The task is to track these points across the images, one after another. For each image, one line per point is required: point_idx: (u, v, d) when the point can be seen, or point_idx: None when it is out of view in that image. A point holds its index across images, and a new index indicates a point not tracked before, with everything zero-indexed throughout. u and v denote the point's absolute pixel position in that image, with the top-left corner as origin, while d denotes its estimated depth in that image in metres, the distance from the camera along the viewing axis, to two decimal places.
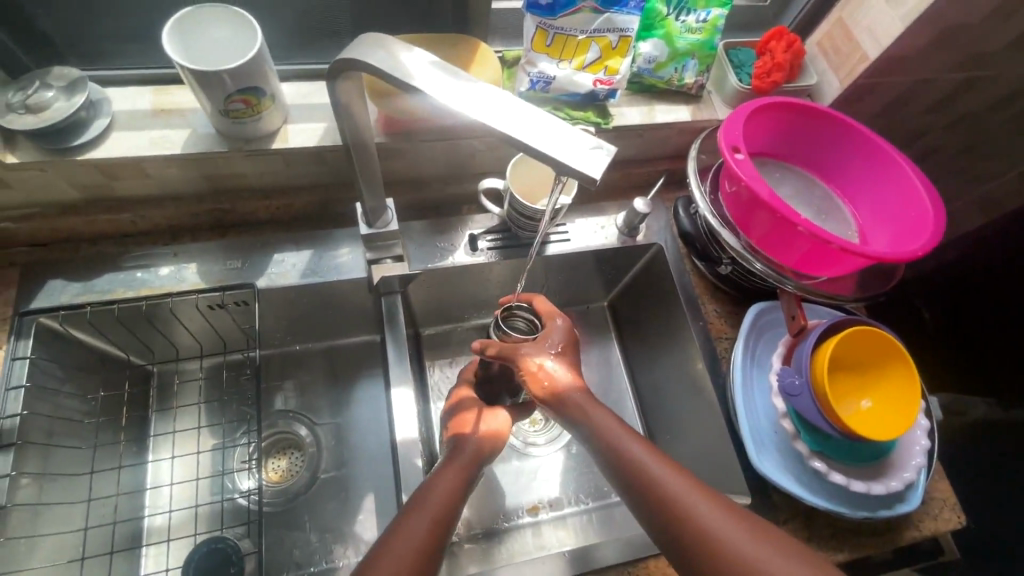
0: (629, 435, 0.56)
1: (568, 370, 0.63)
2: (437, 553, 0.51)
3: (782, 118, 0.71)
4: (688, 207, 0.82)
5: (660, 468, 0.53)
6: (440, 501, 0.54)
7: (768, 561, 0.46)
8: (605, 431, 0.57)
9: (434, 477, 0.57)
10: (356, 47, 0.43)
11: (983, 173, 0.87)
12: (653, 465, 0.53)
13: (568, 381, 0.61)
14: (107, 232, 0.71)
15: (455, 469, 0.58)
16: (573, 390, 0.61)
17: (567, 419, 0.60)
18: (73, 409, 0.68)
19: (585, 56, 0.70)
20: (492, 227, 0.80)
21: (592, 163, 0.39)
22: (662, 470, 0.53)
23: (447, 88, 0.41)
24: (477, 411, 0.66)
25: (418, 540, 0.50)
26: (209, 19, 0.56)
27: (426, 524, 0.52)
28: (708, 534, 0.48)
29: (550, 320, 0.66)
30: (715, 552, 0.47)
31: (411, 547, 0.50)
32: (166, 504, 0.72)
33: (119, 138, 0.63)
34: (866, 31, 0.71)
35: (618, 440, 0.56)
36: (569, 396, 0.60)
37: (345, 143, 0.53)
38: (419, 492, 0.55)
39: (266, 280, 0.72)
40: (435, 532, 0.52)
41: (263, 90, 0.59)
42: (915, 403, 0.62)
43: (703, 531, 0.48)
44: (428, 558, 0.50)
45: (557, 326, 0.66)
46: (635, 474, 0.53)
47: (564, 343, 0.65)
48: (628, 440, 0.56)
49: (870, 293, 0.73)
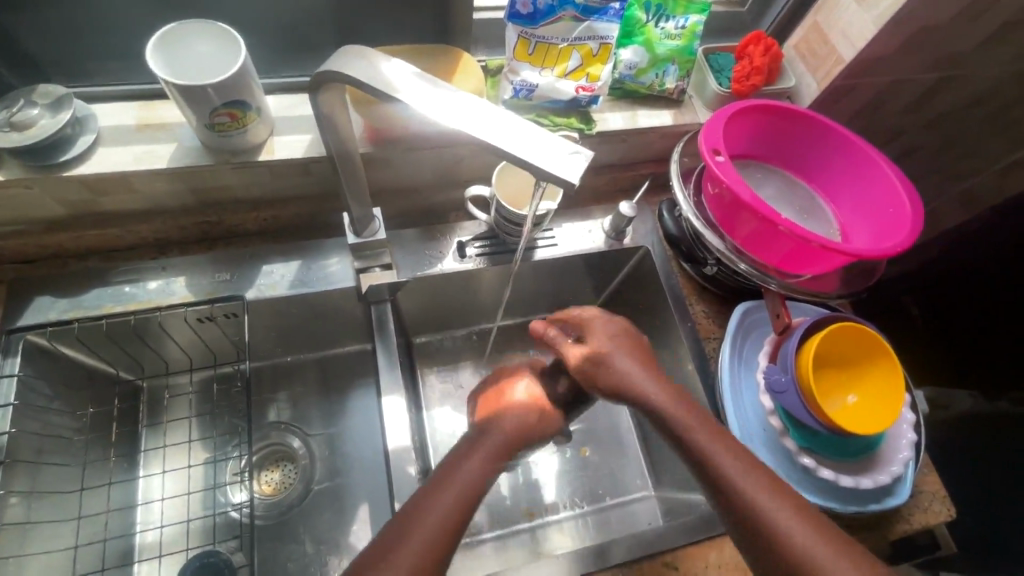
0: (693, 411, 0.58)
1: (615, 348, 0.63)
2: (465, 521, 0.51)
3: (761, 120, 0.72)
4: (672, 210, 0.83)
5: (714, 444, 0.55)
6: (476, 468, 0.54)
7: (808, 543, 0.49)
8: (669, 410, 0.58)
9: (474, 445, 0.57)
10: (336, 58, 0.43)
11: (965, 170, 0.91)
12: (707, 441, 0.55)
13: (615, 354, 0.62)
14: (95, 247, 0.72)
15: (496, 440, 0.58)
16: (624, 363, 0.61)
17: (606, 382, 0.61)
18: (62, 426, 0.68)
19: (566, 64, 0.71)
20: (480, 233, 0.81)
21: (571, 168, 0.39)
22: (717, 449, 0.55)
23: (431, 98, 0.41)
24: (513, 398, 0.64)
25: (448, 507, 0.50)
26: (192, 34, 0.57)
27: (452, 498, 0.51)
28: (761, 515, 0.51)
29: (587, 311, 0.66)
30: (763, 527, 0.50)
31: (443, 514, 0.50)
32: (158, 519, 0.72)
33: (105, 154, 0.63)
34: (840, 34, 0.73)
35: (667, 416, 0.58)
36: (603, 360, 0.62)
37: (329, 153, 0.53)
38: (456, 454, 0.56)
39: (255, 292, 0.73)
40: (460, 503, 0.51)
41: (248, 103, 0.60)
42: (899, 397, 0.63)
43: (752, 509, 0.51)
44: (458, 526, 0.50)
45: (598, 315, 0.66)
46: (688, 453, 0.56)
47: (614, 327, 0.65)
48: (678, 414, 0.58)
49: (854, 289, 0.74)
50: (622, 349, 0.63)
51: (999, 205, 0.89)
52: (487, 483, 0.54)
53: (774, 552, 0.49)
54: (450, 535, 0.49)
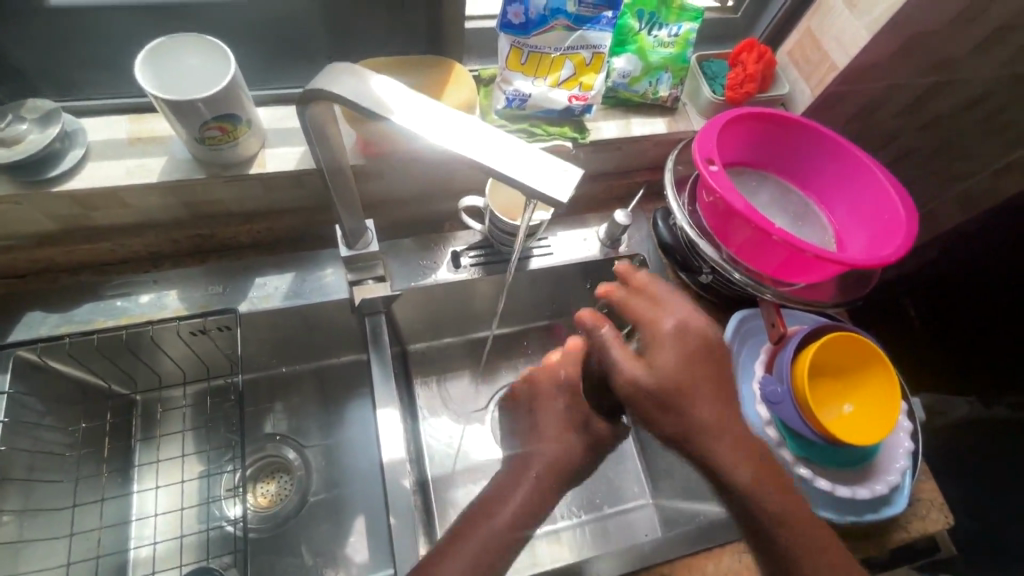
0: (744, 453, 0.51)
1: (687, 380, 0.51)
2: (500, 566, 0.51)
3: (755, 128, 0.72)
4: (667, 218, 0.81)
5: (766, 496, 0.51)
6: (520, 497, 0.54)
7: None
8: (722, 459, 0.50)
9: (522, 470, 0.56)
10: (324, 75, 0.43)
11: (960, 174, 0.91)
12: (761, 494, 0.51)
13: (687, 393, 0.50)
14: (87, 261, 0.71)
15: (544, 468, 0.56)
16: (694, 403, 0.50)
17: (671, 415, 0.50)
18: (54, 442, 0.67)
19: (559, 73, 0.71)
20: (474, 243, 0.81)
21: (562, 186, 0.39)
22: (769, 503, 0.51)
23: (422, 116, 0.41)
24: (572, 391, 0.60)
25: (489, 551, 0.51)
26: (181, 49, 0.57)
27: (505, 521, 0.53)
28: (787, 551, 0.51)
29: (653, 320, 0.54)
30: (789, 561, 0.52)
31: (481, 546, 0.51)
32: (151, 534, 0.72)
33: (95, 169, 0.63)
34: (833, 40, 0.73)
35: (723, 471, 0.51)
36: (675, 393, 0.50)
37: (321, 168, 0.53)
38: (503, 483, 0.56)
39: (248, 304, 0.72)
40: (506, 530, 0.53)
41: (239, 116, 0.59)
42: (896, 406, 0.62)
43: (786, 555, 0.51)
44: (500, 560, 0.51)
45: (668, 330, 0.53)
46: (730, 494, 0.52)
47: (689, 350, 0.52)
48: (734, 461, 0.50)
49: (850, 296, 0.74)
50: (697, 381, 0.51)
51: (996, 206, 0.90)
52: (530, 524, 0.54)
53: None
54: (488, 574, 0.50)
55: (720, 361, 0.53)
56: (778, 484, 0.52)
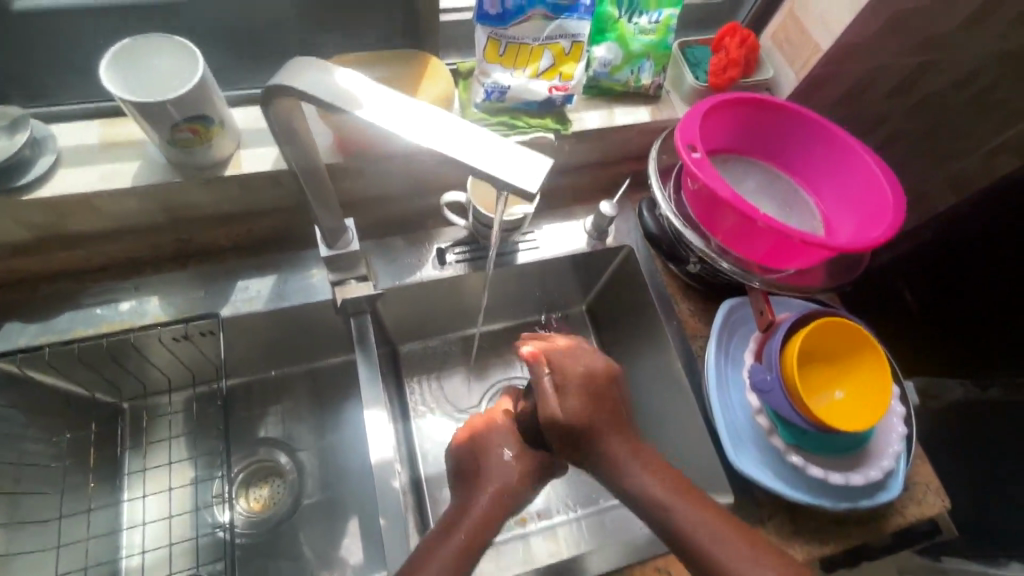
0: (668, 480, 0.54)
1: (595, 419, 0.56)
2: None
3: (738, 113, 0.71)
4: (652, 208, 0.80)
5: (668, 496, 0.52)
6: (467, 529, 0.52)
7: None
8: (641, 479, 0.54)
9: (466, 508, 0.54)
10: (287, 69, 0.41)
11: None
12: (672, 502, 0.52)
13: (596, 428, 0.55)
14: (65, 270, 0.70)
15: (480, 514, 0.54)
16: (602, 435, 0.56)
17: (581, 447, 0.56)
18: (37, 453, 0.66)
19: (539, 63, 0.70)
20: (459, 239, 0.80)
21: (531, 175, 0.37)
22: (673, 505, 0.52)
23: (387, 108, 0.39)
24: (507, 453, 0.58)
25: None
26: (149, 51, 0.56)
27: (451, 556, 0.51)
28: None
29: (566, 367, 0.57)
30: None
31: None
32: (141, 543, 0.71)
33: (66, 175, 0.62)
34: (819, 24, 0.75)
35: (632, 483, 0.54)
36: (582, 427, 0.55)
37: (294, 169, 0.52)
38: (444, 523, 0.54)
39: (231, 308, 0.71)
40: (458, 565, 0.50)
41: (211, 117, 0.58)
42: (887, 390, 0.62)
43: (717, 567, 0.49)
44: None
45: (578, 376, 0.57)
46: (667, 526, 0.52)
47: (595, 392, 0.57)
48: (648, 477, 0.54)
49: (839, 281, 0.73)
50: (601, 418, 0.56)
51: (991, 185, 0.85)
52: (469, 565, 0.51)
53: None
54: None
55: (619, 399, 0.59)
56: (677, 484, 0.54)
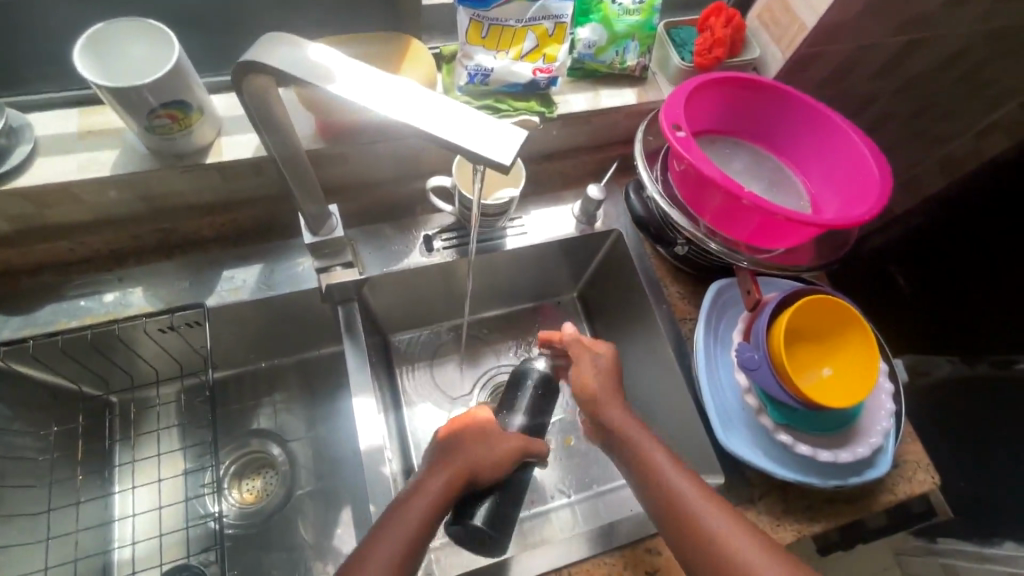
0: (664, 453, 0.60)
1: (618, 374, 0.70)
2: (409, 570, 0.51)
3: (724, 93, 0.70)
4: (639, 191, 0.79)
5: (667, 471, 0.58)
6: (437, 490, 0.55)
7: None
8: (645, 450, 0.60)
9: (437, 465, 0.57)
10: (259, 46, 0.40)
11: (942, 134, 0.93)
12: (668, 469, 0.58)
13: (603, 398, 0.66)
14: (47, 262, 0.69)
15: (450, 474, 0.56)
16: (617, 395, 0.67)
17: (608, 391, 0.67)
18: (25, 447, 0.66)
19: (522, 45, 0.69)
20: (447, 225, 0.79)
21: (504, 149, 0.37)
22: (677, 480, 0.57)
23: (362, 83, 0.39)
24: (487, 431, 0.60)
25: (411, 530, 0.52)
26: (124, 35, 0.55)
27: (424, 509, 0.53)
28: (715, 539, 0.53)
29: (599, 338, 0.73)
30: (726, 557, 0.52)
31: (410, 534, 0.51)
32: (131, 534, 0.71)
33: (44, 165, 0.61)
34: (801, 1, 0.71)
35: (638, 452, 0.60)
36: (610, 373, 0.69)
37: (273, 155, 0.52)
38: (413, 485, 0.55)
39: (217, 298, 0.71)
40: (428, 520, 0.53)
41: (189, 103, 0.57)
42: (874, 365, 0.62)
43: (702, 531, 0.53)
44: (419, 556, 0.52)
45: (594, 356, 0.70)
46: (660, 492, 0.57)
47: (608, 372, 0.69)
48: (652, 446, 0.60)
49: (826, 260, 0.73)
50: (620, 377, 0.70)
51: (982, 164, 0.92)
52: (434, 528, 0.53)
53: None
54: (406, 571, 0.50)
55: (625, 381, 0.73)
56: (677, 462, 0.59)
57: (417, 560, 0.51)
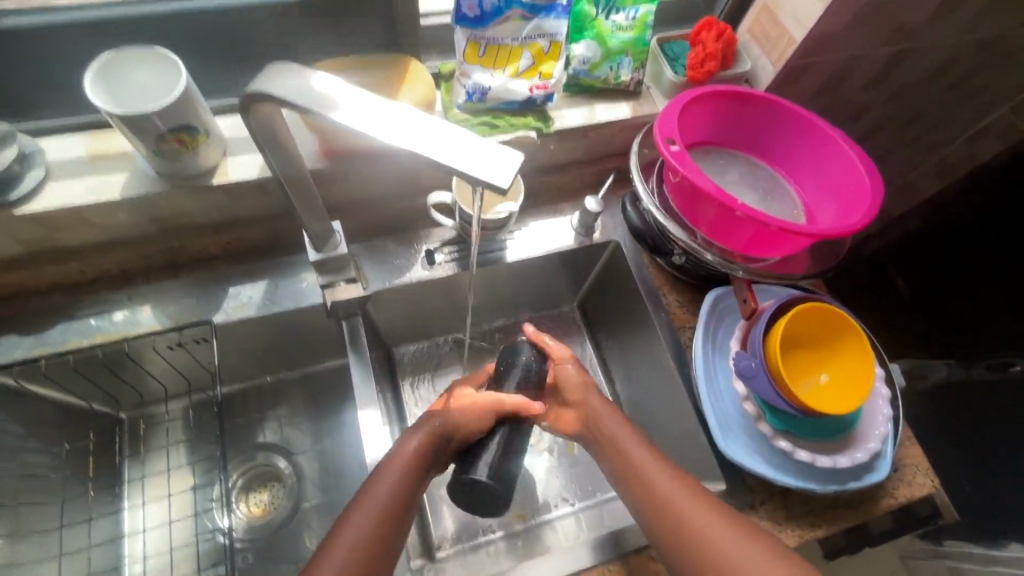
0: (642, 448, 0.61)
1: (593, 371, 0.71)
2: (380, 543, 0.51)
3: (718, 106, 0.72)
4: (636, 202, 0.81)
5: (659, 474, 0.58)
6: (409, 454, 0.55)
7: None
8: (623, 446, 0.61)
9: (418, 427, 0.58)
10: (263, 77, 0.42)
11: (940, 140, 0.96)
12: (644, 467, 0.59)
13: (582, 399, 0.66)
14: (58, 283, 0.71)
15: (426, 434, 0.57)
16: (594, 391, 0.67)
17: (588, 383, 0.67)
18: (38, 464, 0.67)
19: (518, 63, 0.71)
20: (448, 239, 0.81)
21: (502, 172, 0.38)
22: (658, 479, 0.58)
23: (363, 111, 0.40)
24: (473, 396, 0.60)
25: (382, 503, 0.53)
26: (133, 62, 0.57)
27: (394, 477, 0.54)
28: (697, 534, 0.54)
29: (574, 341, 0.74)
30: (708, 549, 0.53)
31: (381, 509, 0.52)
32: (143, 549, 0.72)
33: (55, 189, 0.62)
34: (790, 15, 0.72)
35: (620, 447, 0.61)
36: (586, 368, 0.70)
37: (277, 176, 0.53)
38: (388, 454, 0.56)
39: (223, 315, 0.72)
40: (401, 490, 0.54)
41: (197, 127, 0.59)
42: (870, 371, 0.63)
43: (683, 525, 0.55)
44: (392, 528, 0.52)
45: (571, 363, 0.69)
46: (639, 489, 0.58)
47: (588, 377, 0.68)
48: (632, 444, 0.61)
49: (822, 267, 0.74)
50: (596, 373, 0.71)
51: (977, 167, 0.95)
52: (406, 499, 0.54)
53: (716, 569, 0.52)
54: (377, 547, 0.50)
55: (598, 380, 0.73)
56: (664, 464, 0.60)
57: (388, 532, 0.52)
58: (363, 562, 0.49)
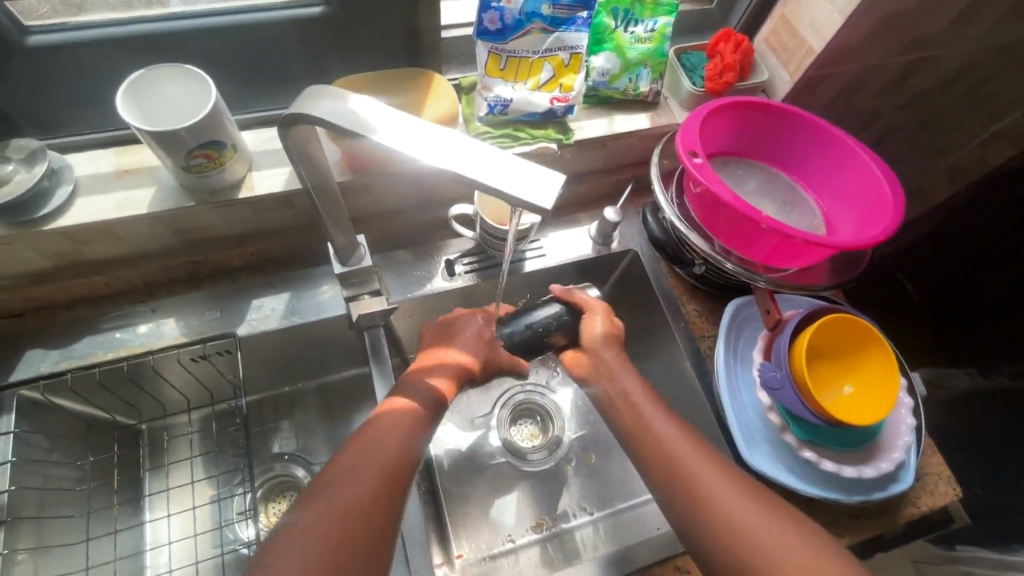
0: (671, 429, 0.61)
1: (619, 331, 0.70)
2: (383, 489, 0.51)
3: (737, 118, 0.73)
4: (656, 213, 0.81)
5: (688, 455, 0.58)
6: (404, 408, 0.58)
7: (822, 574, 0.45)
8: (649, 426, 0.61)
9: (405, 385, 0.61)
10: (301, 100, 0.43)
11: (952, 144, 0.96)
12: (676, 446, 0.59)
13: (599, 350, 0.67)
14: (85, 296, 0.71)
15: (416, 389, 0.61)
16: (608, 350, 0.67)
17: (604, 342, 0.68)
18: (64, 477, 0.68)
19: (539, 75, 0.71)
20: (467, 250, 0.81)
21: (544, 192, 0.39)
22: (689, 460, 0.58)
23: (404, 133, 0.41)
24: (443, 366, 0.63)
25: (383, 454, 0.53)
26: (162, 80, 0.57)
27: (394, 429, 0.56)
28: (722, 513, 0.54)
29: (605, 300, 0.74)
30: (735, 529, 0.53)
31: (385, 458, 0.53)
32: (166, 562, 0.71)
33: (84, 205, 0.63)
34: (808, 26, 0.73)
35: (651, 431, 0.61)
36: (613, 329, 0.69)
37: (306, 188, 0.53)
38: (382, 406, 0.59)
39: (247, 326, 0.73)
40: (401, 442, 0.55)
41: (224, 142, 0.59)
42: (896, 382, 0.63)
43: (707, 503, 0.55)
44: (390, 482, 0.52)
45: (599, 318, 0.69)
46: (668, 468, 0.58)
47: (613, 332, 0.69)
48: (659, 423, 0.61)
49: (842, 277, 0.74)
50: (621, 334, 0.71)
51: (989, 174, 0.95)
52: (407, 449, 0.55)
53: (739, 550, 0.52)
54: (380, 497, 0.51)
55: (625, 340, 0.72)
56: (693, 441, 0.60)
57: (391, 479, 0.52)
58: (364, 507, 0.50)
